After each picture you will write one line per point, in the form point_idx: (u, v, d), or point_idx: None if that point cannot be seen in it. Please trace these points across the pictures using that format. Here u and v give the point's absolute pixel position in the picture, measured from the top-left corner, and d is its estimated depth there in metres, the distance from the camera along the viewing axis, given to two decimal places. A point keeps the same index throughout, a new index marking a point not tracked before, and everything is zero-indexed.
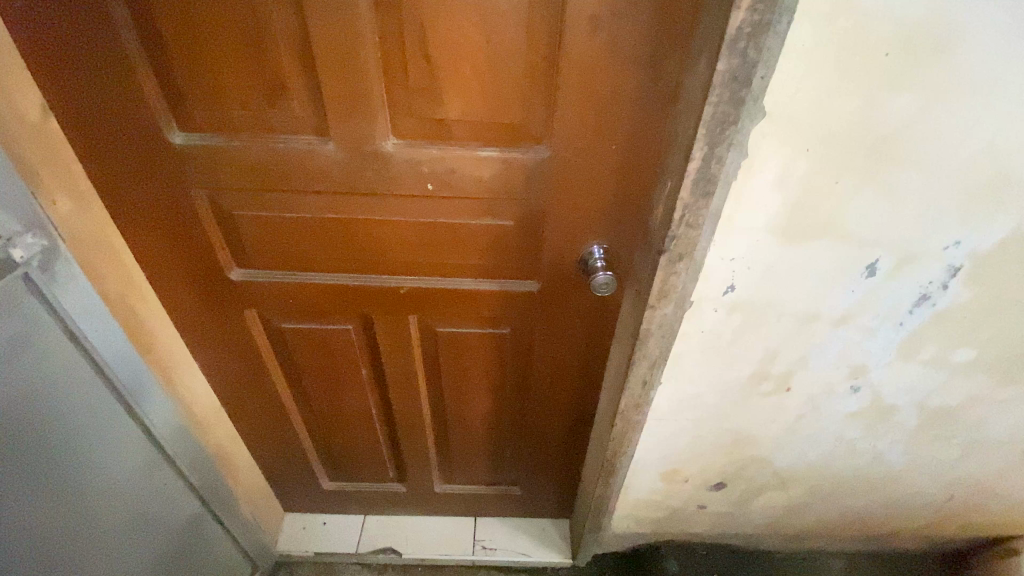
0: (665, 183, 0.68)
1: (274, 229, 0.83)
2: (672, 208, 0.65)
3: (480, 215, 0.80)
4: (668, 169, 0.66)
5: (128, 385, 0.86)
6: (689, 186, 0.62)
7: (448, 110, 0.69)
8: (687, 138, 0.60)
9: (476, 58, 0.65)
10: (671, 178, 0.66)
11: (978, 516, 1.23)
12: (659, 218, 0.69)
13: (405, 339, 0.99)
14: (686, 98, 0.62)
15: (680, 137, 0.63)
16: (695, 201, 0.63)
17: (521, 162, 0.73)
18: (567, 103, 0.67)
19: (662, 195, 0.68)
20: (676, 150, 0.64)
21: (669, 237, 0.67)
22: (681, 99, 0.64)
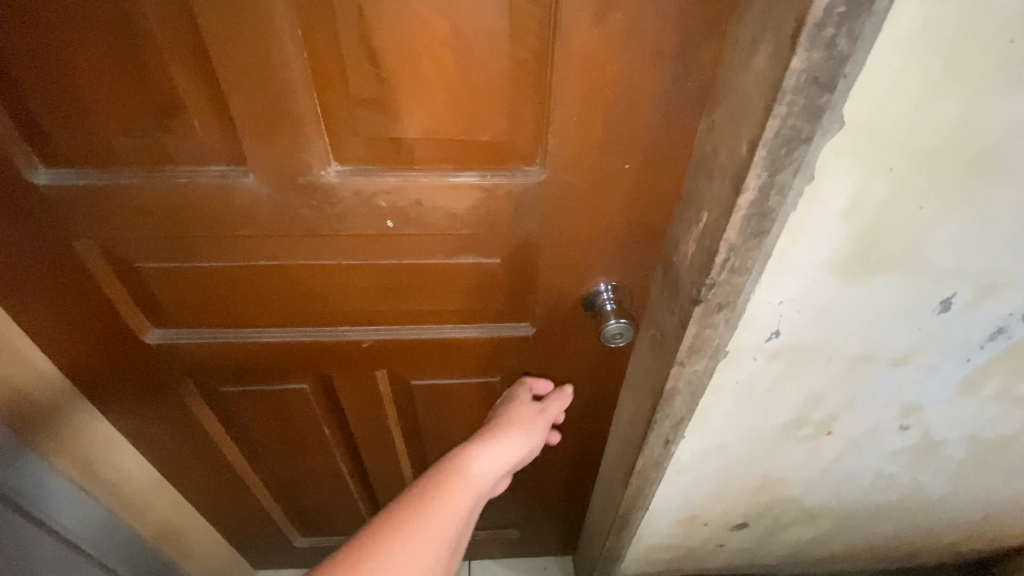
0: (698, 213, 0.52)
1: (193, 281, 0.65)
2: (711, 251, 0.49)
3: (456, 253, 0.63)
4: (704, 196, 0.50)
5: (25, 503, 0.74)
6: (739, 223, 0.46)
7: (407, 126, 0.52)
8: (737, 159, 0.44)
9: (442, 55, 0.47)
10: (708, 208, 0.49)
11: (1013, 529, 1.14)
12: (692, 258, 0.53)
13: (373, 394, 0.82)
14: (731, 103, 0.45)
15: (723, 155, 0.46)
16: (744, 242, 0.47)
17: (508, 190, 0.56)
18: (568, 112, 0.50)
19: (695, 228, 0.53)
20: (716, 174, 0.48)
21: (706, 286, 0.51)
22: (721, 103, 0.47)
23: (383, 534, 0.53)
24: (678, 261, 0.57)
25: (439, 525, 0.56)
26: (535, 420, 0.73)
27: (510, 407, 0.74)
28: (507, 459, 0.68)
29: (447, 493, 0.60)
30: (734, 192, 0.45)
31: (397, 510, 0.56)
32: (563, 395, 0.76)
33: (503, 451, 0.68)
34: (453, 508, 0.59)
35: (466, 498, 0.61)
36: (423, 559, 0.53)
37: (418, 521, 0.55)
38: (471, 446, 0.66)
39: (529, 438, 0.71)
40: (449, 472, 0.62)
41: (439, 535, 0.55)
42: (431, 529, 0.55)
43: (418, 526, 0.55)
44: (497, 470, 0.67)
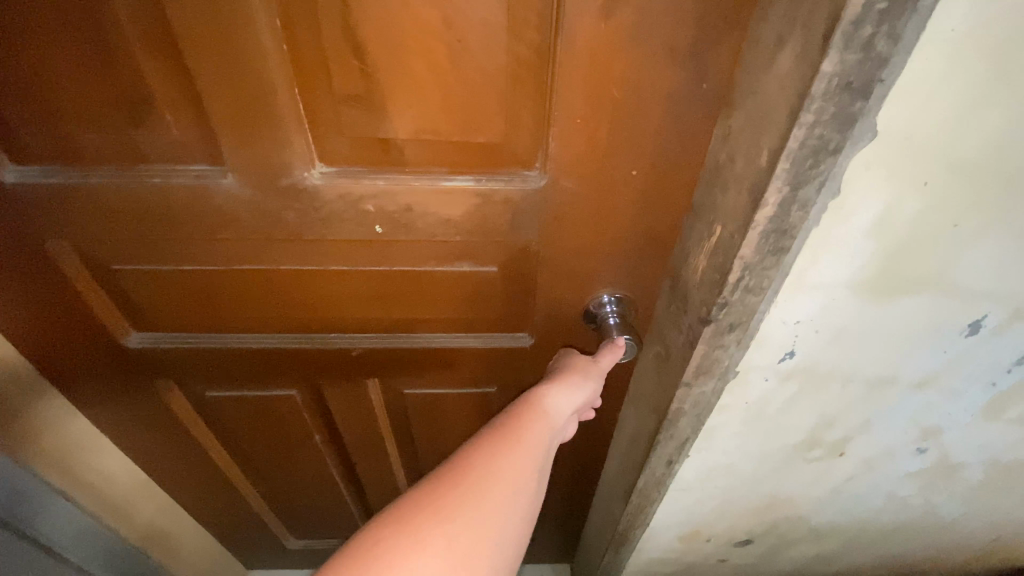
0: (711, 226, 0.48)
1: (174, 284, 0.62)
2: (725, 268, 0.45)
3: (450, 260, 0.59)
4: (719, 208, 0.46)
5: None
6: (755, 240, 0.42)
7: (397, 126, 0.48)
8: (757, 170, 0.40)
9: (433, 49, 0.43)
10: (723, 221, 0.46)
11: None
12: (704, 273, 0.49)
13: (365, 401, 0.79)
14: (752, 107, 0.41)
15: (742, 166, 0.43)
16: (761, 260, 0.43)
17: (505, 195, 0.53)
18: (570, 114, 0.46)
19: (708, 242, 0.49)
20: (733, 184, 0.44)
21: (718, 304, 0.47)
22: (740, 107, 0.43)
23: (465, 474, 0.50)
24: (688, 275, 0.53)
25: (519, 466, 0.52)
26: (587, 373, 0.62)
27: (572, 354, 0.66)
28: (575, 403, 0.61)
29: (523, 435, 0.55)
30: (751, 206, 0.41)
31: (474, 451, 0.53)
32: (617, 347, 0.62)
33: (572, 396, 0.60)
34: (530, 448, 0.55)
35: (538, 441, 0.56)
36: (506, 496, 0.50)
37: (498, 463, 0.51)
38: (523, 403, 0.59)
39: (595, 383, 0.62)
40: (523, 413, 0.58)
41: (519, 477, 0.52)
42: (511, 471, 0.51)
43: (499, 467, 0.51)
44: (568, 413, 0.60)
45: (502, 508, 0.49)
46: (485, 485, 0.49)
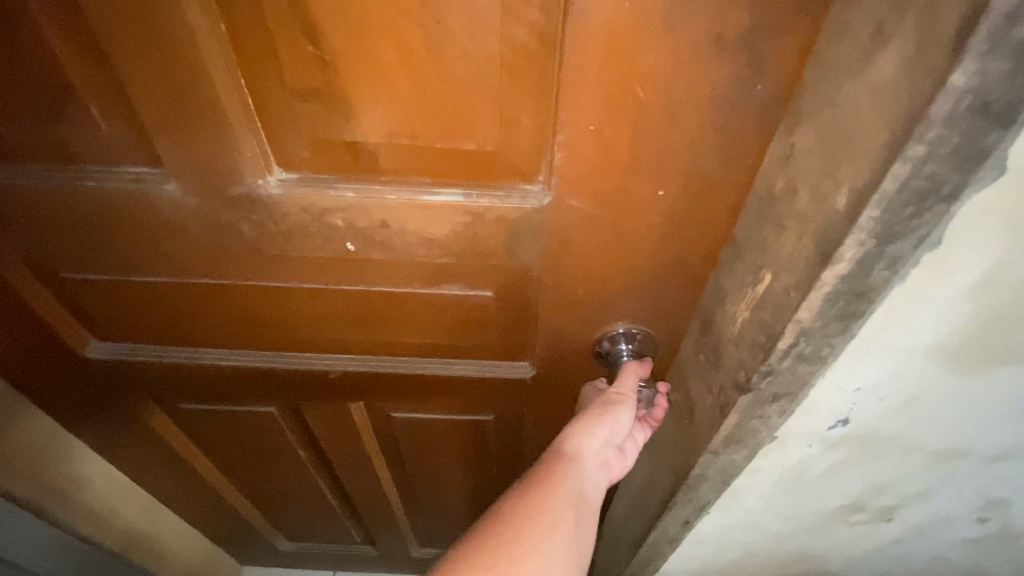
0: (759, 271, 0.38)
1: (130, 297, 0.55)
2: (774, 330, 0.35)
3: (436, 282, 0.51)
4: (771, 250, 0.36)
5: None
6: (818, 303, 0.32)
7: (366, 129, 0.39)
8: (832, 212, 0.30)
9: (406, 33, 0.33)
10: (775, 269, 0.36)
11: None
12: (745, 327, 0.39)
13: (349, 421, 0.72)
14: (830, 123, 0.31)
15: (809, 200, 0.32)
16: (823, 327, 0.33)
17: (500, 213, 0.43)
18: (582, 119, 0.36)
19: (753, 289, 0.39)
20: (796, 221, 0.33)
21: (762, 373, 0.37)
22: (810, 119, 0.33)
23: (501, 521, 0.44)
24: (724, 322, 0.43)
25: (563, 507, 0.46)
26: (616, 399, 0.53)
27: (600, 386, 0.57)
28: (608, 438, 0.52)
29: (559, 476, 0.49)
30: (819, 259, 0.31)
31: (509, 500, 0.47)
32: (642, 367, 0.53)
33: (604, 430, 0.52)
34: (563, 494, 0.48)
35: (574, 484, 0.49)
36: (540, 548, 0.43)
37: (530, 505, 0.46)
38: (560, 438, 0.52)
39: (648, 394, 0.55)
40: (556, 450, 0.52)
41: (559, 521, 0.46)
42: (548, 515, 0.45)
43: (532, 513, 0.45)
44: (610, 448, 0.53)
45: (541, 554, 0.43)
46: (519, 528, 0.44)
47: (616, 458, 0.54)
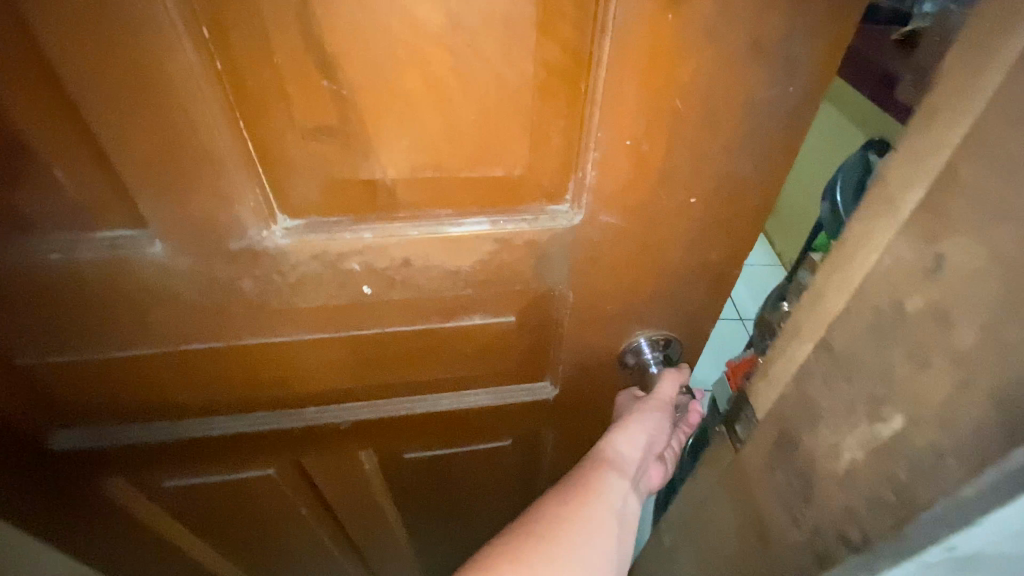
0: (875, 404, 0.30)
1: (100, 376, 0.47)
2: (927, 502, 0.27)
3: (457, 315, 0.48)
4: (899, 381, 0.29)
5: None
6: (998, 486, 0.24)
7: (389, 165, 0.36)
8: None
9: (434, 60, 0.31)
10: (913, 413, 0.28)
11: None
12: (861, 469, 0.31)
13: (360, 470, 0.68)
14: (1019, 256, 0.22)
15: (981, 341, 0.24)
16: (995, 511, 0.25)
17: (530, 238, 0.41)
18: (618, 134, 0.35)
19: (868, 426, 0.31)
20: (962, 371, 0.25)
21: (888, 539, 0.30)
22: (967, 225, 0.25)
23: (539, 523, 0.45)
24: (811, 452, 0.36)
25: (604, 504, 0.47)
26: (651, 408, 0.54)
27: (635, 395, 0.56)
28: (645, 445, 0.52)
29: (595, 480, 0.50)
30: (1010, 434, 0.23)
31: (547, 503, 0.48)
32: (679, 373, 0.53)
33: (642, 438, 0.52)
34: (600, 497, 0.48)
35: (611, 489, 0.49)
36: (577, 548, 0.44)
37: (568, 510, 0.47)
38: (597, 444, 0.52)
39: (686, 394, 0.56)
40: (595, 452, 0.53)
41: (597, 524, 0.46)
42: (586, 519, 0.46)
43: (567, 515, 0.46)
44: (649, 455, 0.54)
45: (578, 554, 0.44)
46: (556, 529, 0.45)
47: (654, 464, 0.55)
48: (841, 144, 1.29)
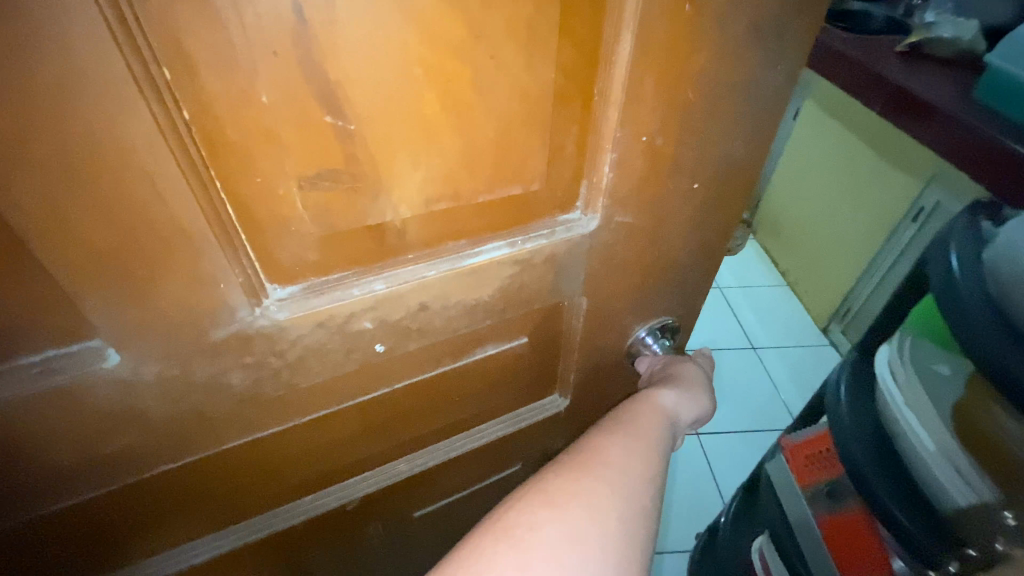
0: None
1: (6, 552, 0.33)
2: None
3: (472, 350, 0.44)
4: None
5: None
6: None
7: (404, 202, 0.31)
8: None
9: (453, 77, 0.27)
10: None
11: None
12: None
13: (366, 546, 0.60)
14: None
15: None
16: None
17: (549, 253, 0.39)
18: (636, 132, 0.34)
19: None
20: None
21: None
22: None
23: (591, 459, 0.41)
24: None
25: (650, 465, 0.42)
26: (697, 385, 0.51)
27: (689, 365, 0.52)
28: (693, 411, 0.49)
29: (645, 426, 0.45)
30: None
31: (598, 440, 0.43)
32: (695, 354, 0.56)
33: (691, 404, 0.49)
34: (654, 445, 0.44)
35: (664, 440, 0.45)
36: (632, 489, 0.39)
37: (621, 450, 0.42)
38: (650, 396, 0.48)
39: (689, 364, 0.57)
40: (640, 406, 0.48)
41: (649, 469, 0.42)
42: (640, 462, 0.42)
43: (619, 455, 0.42)
44: (687, 423, 0.49)
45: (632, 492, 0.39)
46: (609, 465, 0.40)
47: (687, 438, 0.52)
48: (850, 158, 1.38)
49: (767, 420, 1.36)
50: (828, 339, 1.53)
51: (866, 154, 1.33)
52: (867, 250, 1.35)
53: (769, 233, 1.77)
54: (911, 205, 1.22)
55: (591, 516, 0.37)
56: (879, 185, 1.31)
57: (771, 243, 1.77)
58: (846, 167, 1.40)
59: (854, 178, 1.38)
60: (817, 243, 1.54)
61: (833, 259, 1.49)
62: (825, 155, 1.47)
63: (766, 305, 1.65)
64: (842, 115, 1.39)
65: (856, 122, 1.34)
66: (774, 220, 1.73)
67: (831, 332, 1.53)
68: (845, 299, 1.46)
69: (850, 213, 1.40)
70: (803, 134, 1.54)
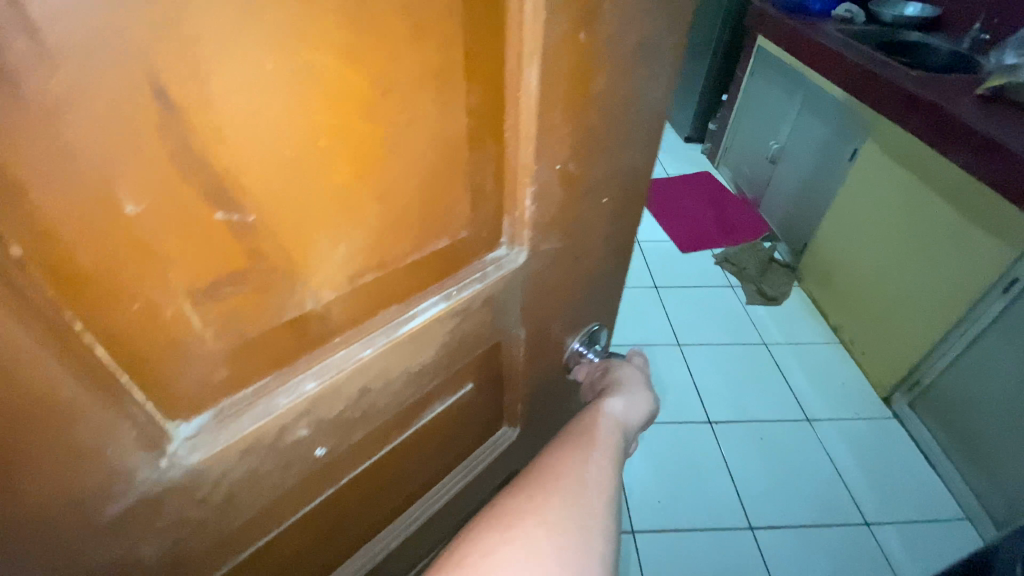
0: None
1: None
2: None
3: (419, 413, 0.40)
4: None
5: None
6: None
7: (329, 285, 0.27)
8: None
9: (362, 140, 0.23)
10: None
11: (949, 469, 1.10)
12: None
13: None
14: None
15: None
16: None
17: (485, 296, 0.36)
18: (551, 162, 0.33)
19: None
20: None
21: None
22: None
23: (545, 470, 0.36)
24: None
25: (603, 459, 0.38)
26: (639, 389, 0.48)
27: (626, 366, 0.50)
28: (639, 413, 0.45)
29: (599, 429, 0.41)
30: None
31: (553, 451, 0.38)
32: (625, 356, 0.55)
33: (636, 406, 0.45)
34: (611, 448, 0.40)
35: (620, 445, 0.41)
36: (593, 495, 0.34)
37: (577, 454, 0.37)
38: (600, 402, 0.44)
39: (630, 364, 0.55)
40: (588, 413, 0.44)
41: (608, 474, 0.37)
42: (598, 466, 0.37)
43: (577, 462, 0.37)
44: (639, 423, 0.45)
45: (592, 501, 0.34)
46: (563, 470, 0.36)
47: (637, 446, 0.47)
48: (905, 199, 1.15)
49: (829, 512, 1.07)
50: (889, 411, 1.23)
51: (928, 197, 1.09)
52: (943, 320, 1.07)
53: (815, 278, 1.48)
54: (997, 271, 0.96)
55: (549, 536, 0.31)
56: (957, 241, 1.03)
57: (818, 292, 1.47)
58: (911, 208, 1.13)
59: (918, 228, 1.12)
60: (867, 299, 1.27)
61: (883, 314, 1.23)
62: (882, 188, 1.21)
63: (812, 363, 1.34)
64: (889, 143, 1.19)
65: (912, 155, 1.12)
66: (825, 264, 1.43)
67: (894, 404, 1.22)
68: (914, 368, 1.16)
69: (915, 266, 1.13)
70: (857, 177, 1.28)
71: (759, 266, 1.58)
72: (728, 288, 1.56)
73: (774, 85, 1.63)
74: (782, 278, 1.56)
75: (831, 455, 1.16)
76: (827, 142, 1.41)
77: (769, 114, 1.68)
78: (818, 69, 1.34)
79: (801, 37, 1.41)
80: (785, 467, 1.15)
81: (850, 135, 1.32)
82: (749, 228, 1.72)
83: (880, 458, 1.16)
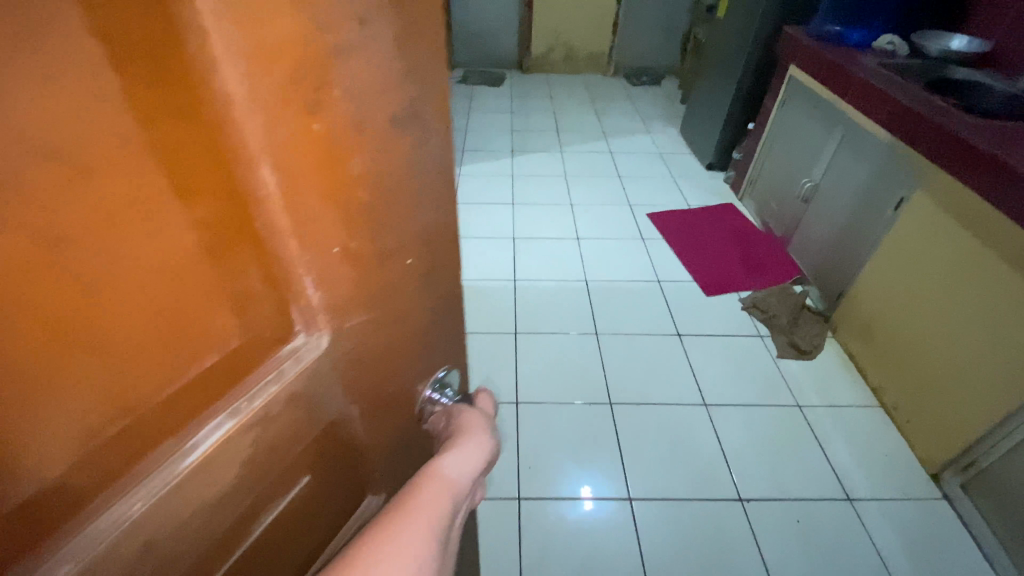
0: None
1: None
2: None
3: (246, 529, 0.35)
4: None
5: None
6: None
7: (47, 458, 0.22)
8: None
9: (37, 299, 0.20)
10: None
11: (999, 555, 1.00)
12: None
13: None
14: None
15: None
16: None
17: (290, 396, 0.32)
18: (322, 250, 0.29)
19: None
20: None
21: None
22: None
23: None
24: None
25: (420, 553, 0.33)
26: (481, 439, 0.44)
27: (471, 412, 0.47)
28: (476, 466, 0.42)
29: (429, 500, 0.36)
30: None
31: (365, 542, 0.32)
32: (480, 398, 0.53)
33: (473, 459, 0.42)
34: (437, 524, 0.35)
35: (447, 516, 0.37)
36: None
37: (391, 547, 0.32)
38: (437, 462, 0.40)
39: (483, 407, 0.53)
40: (419, 479, 0.38)
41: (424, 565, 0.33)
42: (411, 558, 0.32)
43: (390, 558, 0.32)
44: (475, 476, 0.42)
45: None
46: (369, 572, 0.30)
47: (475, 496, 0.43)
48: (959, 264, 1.05)
49: None
50: (939, 491, 1.11)
51: (987, 261, 0.99)
52: (1005, 399, 0.96)
53: (853, 332, 1.38)
54: None
55: None
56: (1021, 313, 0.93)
57: (854, 345, 1.38)
58: (968, 274, 1.03)
59: (972, 291, 1.02)
60: (914, 361, 1.17)
61: (931, 382, 1.13)
62: (934, 248, 1.11)
63: (855, 431, 1.23)
64: (948, 204, 1.08)
65: (974, 217, 1.02)
66: (866, 320, 1.33)
67: (944, 483, 1.11)
68: (965, 447, 1.05)
69: (970, 335, 1.03)
70: (906, 232, 1.20)
71: (790, 316, 1.49)
72: (758, 335, 1.47)
73: (809, 120, 1.58)
74: (814, 328, 1.47)
75: (872, 536, 1.06)
76: (867, 188, 1.33)
77: (805, 154, 1.61)
78: (867, 108, 1.31)
79: (844, 73, 1.40)
80: (828, 549, 1.04)
81: (896, 180, 1.23)
82: (777, 271, 1.66)
83: (930, 540, 1.05)
